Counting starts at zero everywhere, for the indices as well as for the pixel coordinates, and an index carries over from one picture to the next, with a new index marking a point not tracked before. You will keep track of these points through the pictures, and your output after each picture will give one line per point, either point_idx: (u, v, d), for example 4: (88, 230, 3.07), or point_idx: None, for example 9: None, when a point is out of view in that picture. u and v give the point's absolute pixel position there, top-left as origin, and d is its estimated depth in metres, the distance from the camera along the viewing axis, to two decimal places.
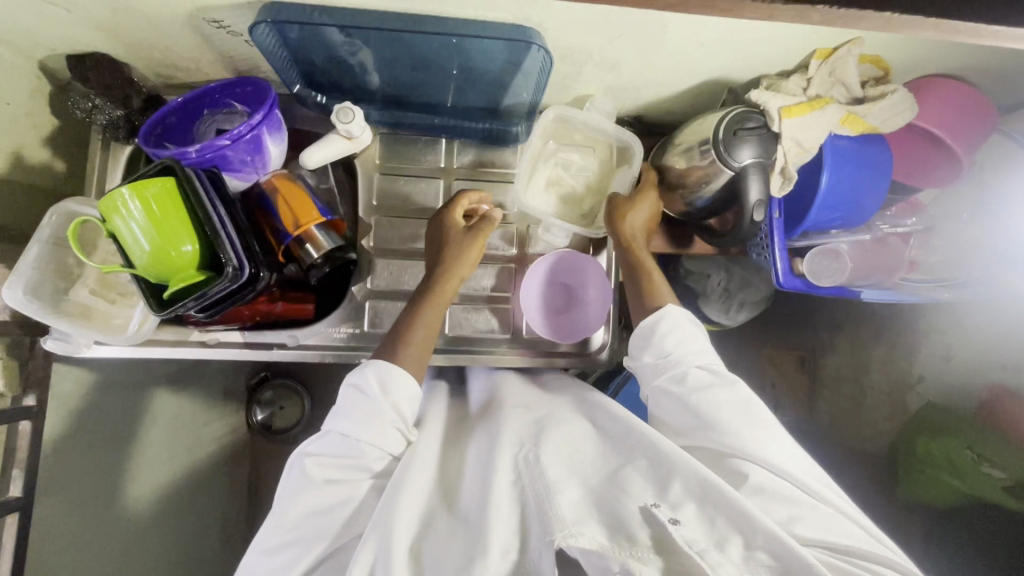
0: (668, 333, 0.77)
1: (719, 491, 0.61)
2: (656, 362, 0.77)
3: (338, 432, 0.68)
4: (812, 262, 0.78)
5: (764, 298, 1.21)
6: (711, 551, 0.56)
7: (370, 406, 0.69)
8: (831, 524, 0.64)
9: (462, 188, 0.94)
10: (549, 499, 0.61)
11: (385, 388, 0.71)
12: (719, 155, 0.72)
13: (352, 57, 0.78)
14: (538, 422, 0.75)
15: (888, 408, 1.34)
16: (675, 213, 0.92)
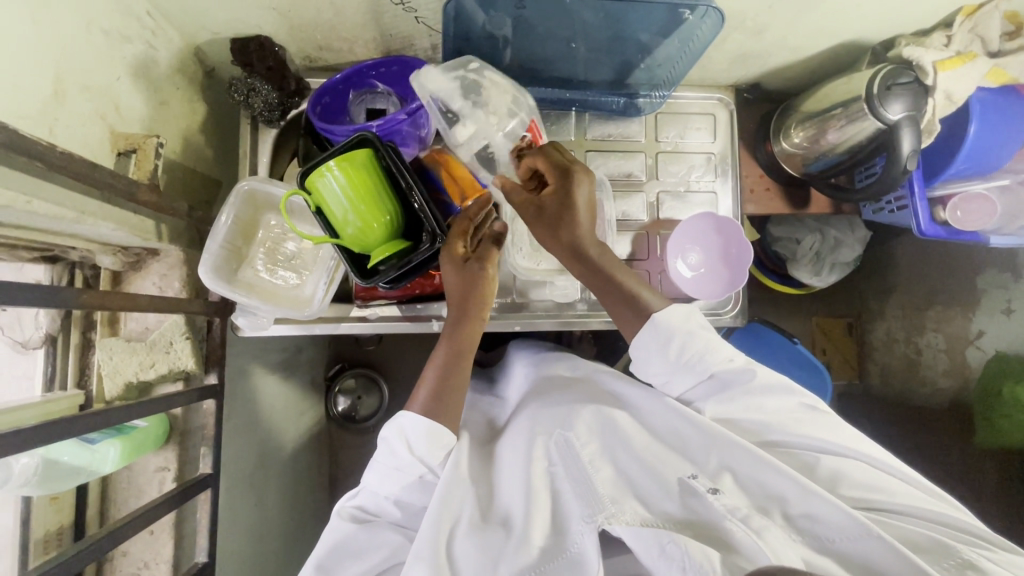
0: (684, 346, 0.70)
1: (756, 459, 0.62)
2: (698, 384, 0.71)
3: (370, 490, 0.68)
4: (957, 210, 0.83)
5: (854, 259, 1.26)
6: (754, 516, 0.57)
7: (396, 461, 0.67)
8: (872, 484, 0.63)
9: (593, 160, 0.97)
10: (586, 479, 0.64)
11: (414, 444, 0.66)
12: (871, 110, 0.76)
13: (508, 33, 0.82)
14: (567, 400, 0.76)
15: (947, 362, 1.46)
16: (795, 172, 0.97)
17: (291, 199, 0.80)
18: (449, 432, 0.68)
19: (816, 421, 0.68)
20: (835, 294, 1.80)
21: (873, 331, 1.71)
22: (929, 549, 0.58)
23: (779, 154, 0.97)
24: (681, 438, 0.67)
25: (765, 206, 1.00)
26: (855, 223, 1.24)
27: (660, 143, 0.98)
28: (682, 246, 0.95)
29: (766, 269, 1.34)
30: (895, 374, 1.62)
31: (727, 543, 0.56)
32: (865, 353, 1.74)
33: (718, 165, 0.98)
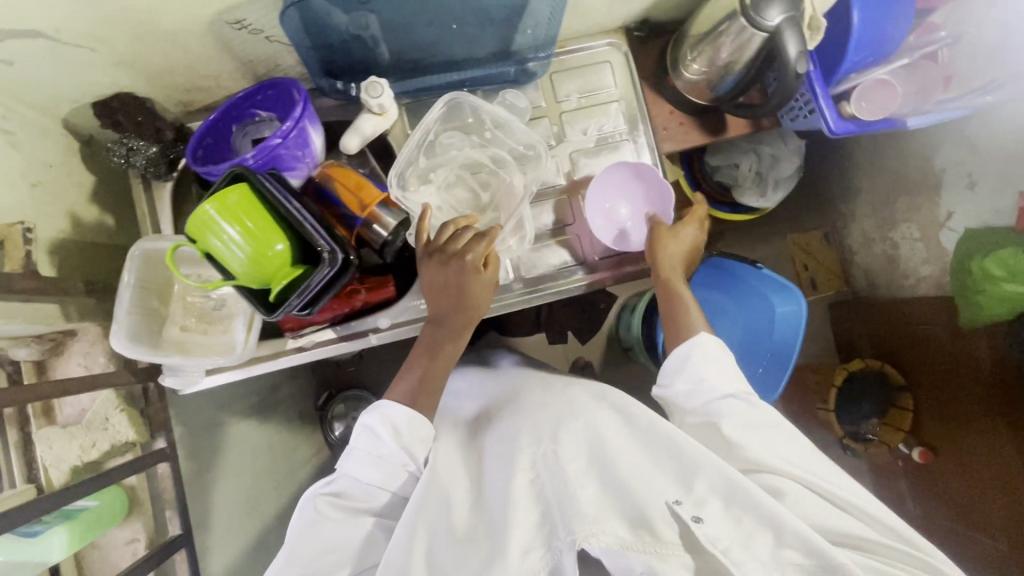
0: (698, 358, 0.79)
1: (747, 490, 0.61)
2: (687, 388, 0.79)
3: (350, 476, 0.73)
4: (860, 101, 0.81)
5: (796, 170, 1.24)
6: (734, 549, 0.59)
7: (381, 448, 0.73)
8: (863, 531, 0.65)
9: None
10: (570, 498, 0.63)
11: (399, 431, 0.74)
12: (749, 22, 0.74)
13: (370, 31, 0.80)
14: (555, 421, 0.75)
15: (924, 250, 1.48)
16: (704, 100, 0.95)
17: (178, 251, 0.79)
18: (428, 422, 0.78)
19: (812, 462, 0.73)
20: (804, 206, 1.81)
21: (848, 232, 1.76)
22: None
23: (682, 86, 0.94)
24: (670, 460, 0.67)
25: (683, 141, 0.98)
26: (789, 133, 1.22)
27: (562, 103, 0.95)
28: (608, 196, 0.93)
29: (712, 201, 1.31)
30: (879, 273, 1.67)
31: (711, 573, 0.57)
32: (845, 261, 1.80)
33: (626, 112, 0.96)
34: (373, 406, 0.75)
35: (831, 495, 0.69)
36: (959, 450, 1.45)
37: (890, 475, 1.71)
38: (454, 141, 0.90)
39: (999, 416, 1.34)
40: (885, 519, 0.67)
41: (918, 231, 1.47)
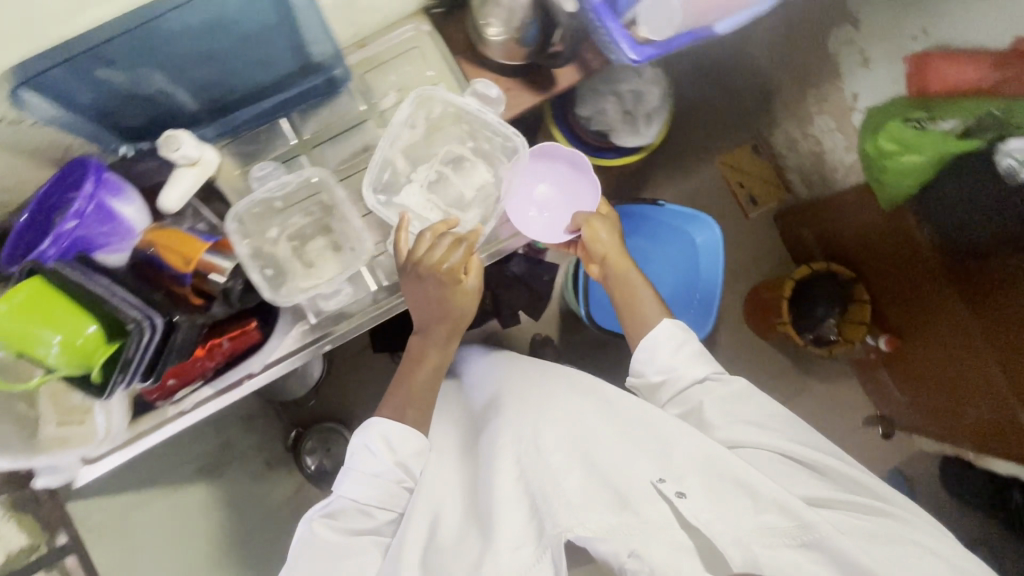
0: (665, 346, 0.90)
1: (725, 460, 0.71)
2: (663, 375, 0.90)
3: (351, 501, 0.81)
4: (650, 23, 0.77)
5: (664, 98, 1.21)
6: (716, 513, 0.66)
7: (375, 467, 0.82)
8: (820, 486, 0.74)
9: (325, 154, 0.92)
10: (558, 491, 0.73)
11: (392, 446, 0.83)
12: None
13: (146, 86, 0.78)
14: (536, 419, 0.85)
15: (846, 138, 1.50)
16: (523, 61, 0.90)
17: None
18: (418, 433, 0.86)
19: (790, 430, 0.82)
20: (725, 124, 1.80)
21: (773, 134, 1.77)
22: (869, 538, 0.67)
23: (495, 55, 0.89)
24: (649, 444, 0.77)
25: (516, 108, 0.94)
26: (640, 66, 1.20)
27: (381, 103, 0.92)
28: (535, 174, 1.08)
29: (598, 152, 1.24)
30: (811, 172, 1.69)
31: (693, 543, 0.66)
32: (780, 168, 1.82)
33: (448, 93, 0.92)
34: (369, 425, 0.84)
35: (803, 456, 0.79)
36: (926, 342, 1.51)
37: (873, 360, 1.75)
38: (267, 172, 0.88)
39: (965, 305, 1.34)
40: (846, 474, 0.77)
41: (835, 120, 1.50)
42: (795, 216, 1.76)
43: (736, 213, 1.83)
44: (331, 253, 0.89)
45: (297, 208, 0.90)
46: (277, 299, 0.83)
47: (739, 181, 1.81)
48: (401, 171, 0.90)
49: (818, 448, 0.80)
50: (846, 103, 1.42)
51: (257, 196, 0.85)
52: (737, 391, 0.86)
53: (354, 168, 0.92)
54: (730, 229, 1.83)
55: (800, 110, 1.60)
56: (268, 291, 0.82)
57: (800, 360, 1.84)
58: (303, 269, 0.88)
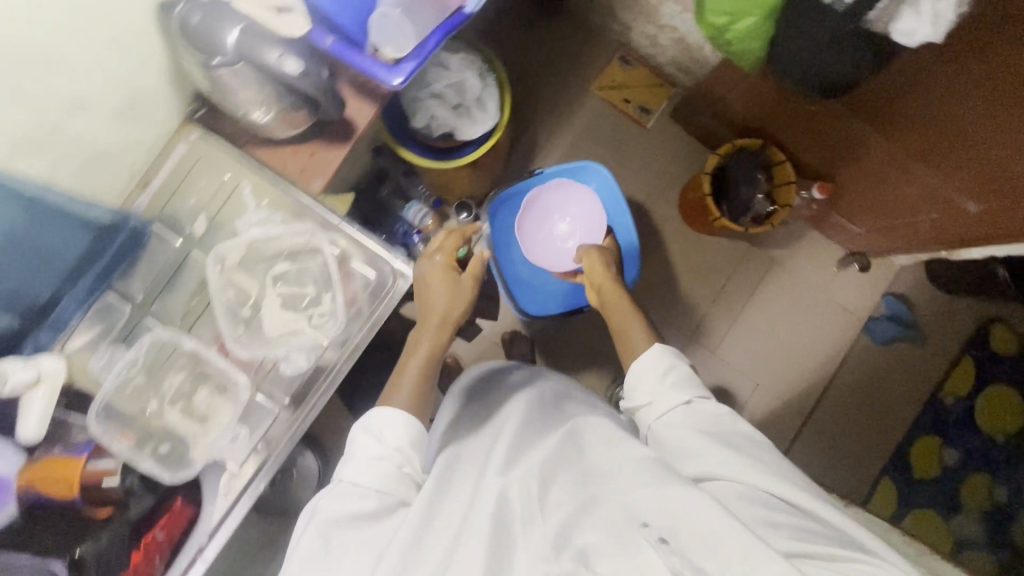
0: (641, 377, 0.85)
1: (710, 506, 0.58)
2: (649, 399, 0.83)
3: (348, 482, 0.72)
4: (391, 44, 0.70)
5: (484, 70, 1.15)
6: (701, 557, 0.56)
7: (378, 451, 0.74)
8: (805, 534, 0.61)
9: (167, 306, 0.86)
10: (530, 539, 0.64)
11: (384, 432, 0.76)
12: (218, 65, 0.66)
13: None
14: (521, 446, 0.77)
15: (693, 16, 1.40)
16: (306, 123, 0.83)
17: None
18: (418, 423, 0.78)
19: (778, 465, 0.71)
20: (582, 51, 1.71)
21: (632, 38, 1.65)
22: None
23: (281, 131, 0.84)
24: (642, 466, 0.67)
25: (327, 169, 0.87)
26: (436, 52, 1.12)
27: (195, 228, 0.86)
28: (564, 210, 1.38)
29: (454, 152, 1.18)
30: (682, 60, 1.59)
31: None
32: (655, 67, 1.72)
33: (254, 189, 0.87)
34: (367, 415, 0.78)
35: (794, 500, 0.67)
36: (873, 175, 1.42)
37: (820, 210, 1.70)
38: (107, 359, 0.84)
39: (902, 125, 1.21)
40: (838, 522, 0.64)
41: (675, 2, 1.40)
42: (689, 106, 1.63)
43: (636, 130, 1.74)
44: (217, 399, 0.85)
45: (166, 372, 0.85)
46: (172, 480, 0.82)
47: (623, 99, 1.71)
48: (258, 288, 0.86)
49: (817, 500, 0.67)
50: None
51: (111, 385, 0.81)
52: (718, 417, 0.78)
53: (200, 306, 0.86)
54: (636, 148, 1.73)
55: (640, 6, 1.49)
56: (168, 477, 0.81)
57: (755, 240, 1.76)
58: (198, 427, 0.84)
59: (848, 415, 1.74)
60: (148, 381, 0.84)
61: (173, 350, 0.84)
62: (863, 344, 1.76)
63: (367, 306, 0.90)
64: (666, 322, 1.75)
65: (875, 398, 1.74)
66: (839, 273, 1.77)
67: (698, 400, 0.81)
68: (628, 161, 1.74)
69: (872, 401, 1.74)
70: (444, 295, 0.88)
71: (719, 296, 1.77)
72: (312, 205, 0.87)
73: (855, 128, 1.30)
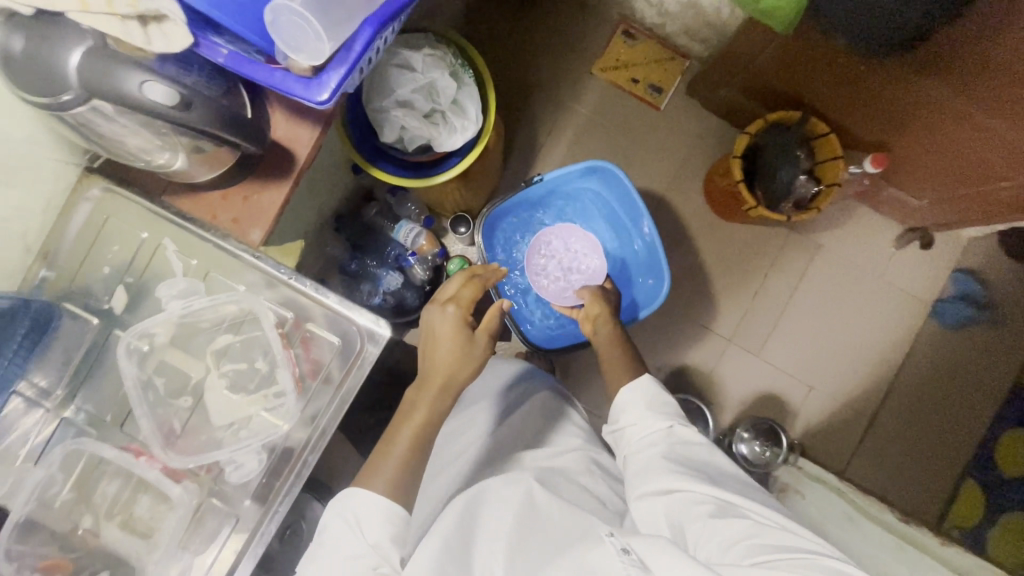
0: (630, 410, 0.84)
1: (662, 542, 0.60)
2: (631, 424, 0.82)
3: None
4: (301, 47, 0.51)
5: (459, 65, 0.96)
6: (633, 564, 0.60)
7: (349, 549, 0.68)
8: (780, 563, 0.59)
9: (89, 401, 0.70)
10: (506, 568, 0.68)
11: (359, 524, 0.70)
12: (59, 108, 0.48)
13: None
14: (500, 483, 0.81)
15: None
16: (222, 162, 0.65)
17: None
18: (396, 510, 0.71)
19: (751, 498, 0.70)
20: (576, 29, 1.49)
21: (634, 6, 1.42)
22: None
23: (201, 172, 0.66)
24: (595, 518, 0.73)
25: (264, 214, 0.69)
26: (394, 50, 0.92)
27: (113, 303, 0.70)
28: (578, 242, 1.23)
29: (438, 166, 1.02)
30: (695, 27, 1.35)
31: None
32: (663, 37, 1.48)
33: (180, 249, 0.70)
34: (347, 489, 0.74)
35: (768, 529, 0.65)
36: (939, 138, 1.14)
37: (871, 185, 1.45)
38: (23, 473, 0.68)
39: (958, 88, 0.97)
40: (815, 554, 0.61)
41: None
42: (708, 79, 1.40)
43: (647, 114, 1.51)
44: (159, 510, 0.69)
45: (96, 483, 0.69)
46: None
47: (630, 79, 1.48)
48: (195, 371, 0.70)
49: (794, 533, 0.65)
50: None
51: (25, 508, 0.66)
52: (698, 447, 0.77)
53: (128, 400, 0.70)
54: (649, 132, 1.51)
55: None
56: None
57: (798, 224, 1.52)
58: (141, 545, 0.69)
59: (923, 414, 1.49)
60: (80, 496, 0.68)
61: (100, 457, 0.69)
62: (932, 333, 1.51)
63: (334, 374, 0.72)
64: (702, 327, 1.52)
65: (950, 389, 1.49)
66: (897, 251, 1.52)
67: (681, 428, 0.80)
68: (642, 147, 1.52)
69: (950, 394, 1.49)
70: (451, 356, 0.82)
71: (759, 289, 1.53)
72: (252, 258, 0.70)
73: (928, 89, 1.01)
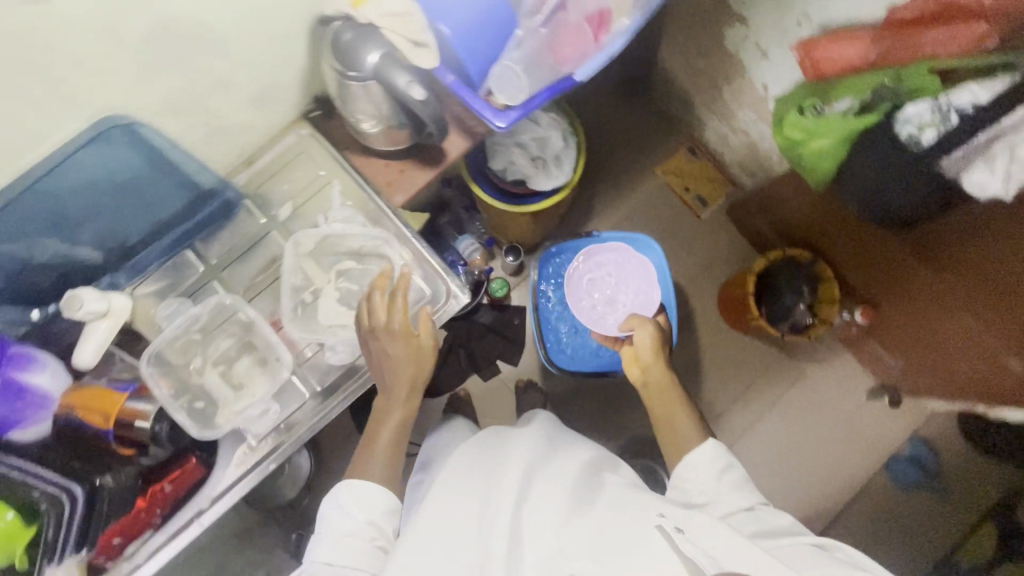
0: (701, 471, 0.82)
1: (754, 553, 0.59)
2: (701, 492, 0.80)
3: (320, 562, 0.71)
4: (505, 91, 0.79)
5: (569, 135, 1.24)
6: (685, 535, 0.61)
7: (351, 524, 0.75)
8: None
9: (236, 274, 0.93)
10: (543, 527, 0.66)
11: (361, 507, 0.76)
12: (352, 78, 0.75)
13: (42, 254, 0.80)
14: (526, 448, 0.77)
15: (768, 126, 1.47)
16: (402, 142, 0.91)
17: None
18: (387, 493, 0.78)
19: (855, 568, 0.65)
20: (653, 135, 1.81)
21: (704, 133, 1.74)
22: None
23: (382, 143, 0.91)
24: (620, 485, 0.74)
25: (411, 186, 0.95)
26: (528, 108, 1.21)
27: (280, 212, 0.94)
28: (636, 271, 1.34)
29: (522, 200, 1.25)
30: (748, 164, 1.65)
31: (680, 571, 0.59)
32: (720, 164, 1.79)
33: (343, 190, 0.94)
34: (340, 484, 0.78)
35: None
36: (916, 310, 1.40)
37: (858, 334, 1.67)
38: (175, 309, 0.89)
39: (936, 274, 1.25)
40: None
41: (756, 113, 1.46)
42: (748, 206, 1.69)
43: (689, 219, 1.79)
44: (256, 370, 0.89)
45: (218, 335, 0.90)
46: (207, 429, 0.84)
47: (684, 187, 1.78)
48: (322, 280, 0.92)
49: None
50: (761, 95, 1.39)
51: (169, 332, 0.86)
52: (781, 523, 0.74)
53: (264, 282, 0.93)
54: (687, 233, 1.78)
55: (720, 107, 1.57)
56: (202, 427, 0.83)
57: (789, 349, 1.74)
58: (232, 392, 0.88)
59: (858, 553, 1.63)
60: (203, 339, 0.89)
61: (230, 316, 0.90)
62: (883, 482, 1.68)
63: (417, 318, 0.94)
64: None
65: (887, 538, 1.64)
66: (868, 400, 1.71)
67: (761, 506, 0.77)
68: (678, 243, 1.78)
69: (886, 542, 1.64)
70: (407, 362, 0.84)
71: (743, 393, 1.73)
72: (391, 215, 0.94)
73: (909, 265, 1.30)
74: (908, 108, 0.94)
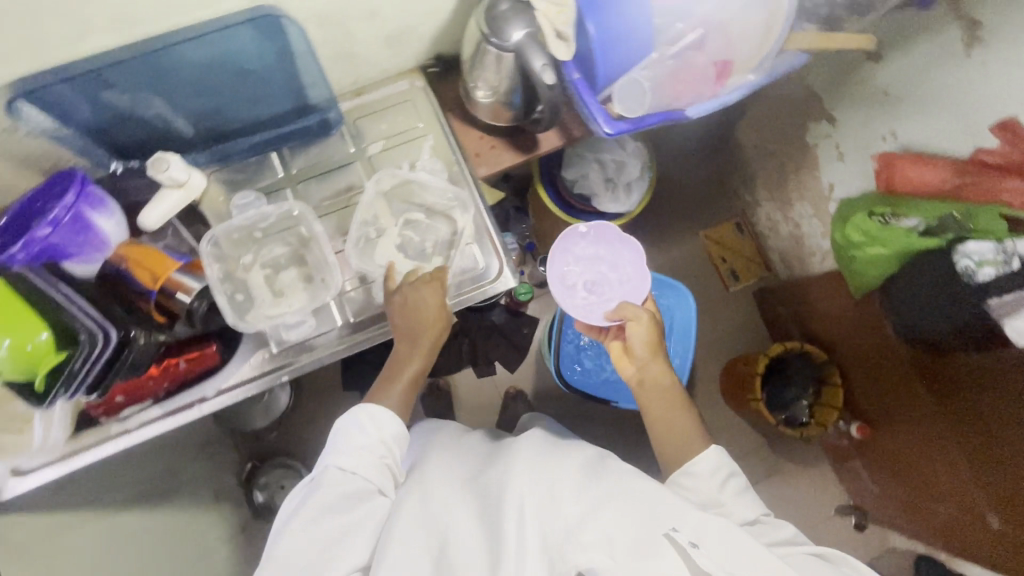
0: (703, 476, 0.81)
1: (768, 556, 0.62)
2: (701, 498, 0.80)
3: (333, 467, 0.73)
4: (623, 102, 0.84)
5: (645, 169, 1.29)
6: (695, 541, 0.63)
7: (368, 440, 0.77)
8: None
9: (310, 189, 0.96)
10: (551, 513, 0.67)
11: (380, 427, 0.78)
12: (494, 44, 0.79)
13: (147, 110, 0.83)
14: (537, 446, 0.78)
15: (821, 224, 1.50)
16: (506, 117, 0.95)
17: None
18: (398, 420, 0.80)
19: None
20: (707, 201, 1.85)
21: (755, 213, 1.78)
22: None
23: (483, 111, 0.95)
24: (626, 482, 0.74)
25: (497, 163, 1.01)
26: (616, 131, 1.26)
27: (369, 147, 0.98)
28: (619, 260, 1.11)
29: (580, 212, 1.29)
30: (790, 255, 1.67)
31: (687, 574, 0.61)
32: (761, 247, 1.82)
33: (433, 146, 0.98)
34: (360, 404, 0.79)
35: None
36: (913, 444, 1.39)
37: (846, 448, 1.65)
38: (249, 202, 0.91)
39: (945, 413, 1.24)
40: None
41: (812, 209, 1.49)
42: (777, 294, 1.73)
43: (717, 288, 1.82)
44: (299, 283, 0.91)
45: (274, 240, 0.93)
46: (245, 322, 0.85)
47: (721, 257, 1.82)
48: (388, 221, 0.94)
49: None
50: (823, 195, 1.42)
51: (232, 222, 0.88)
52: (783, 530, 0.75)
53: (333, 206, 0.95)
54: (711, 301, 1.82)
55: (782, 196, 1.59)
56: (237, 318, 0.85)
57: (775, 441, 1.76)
58: (271, 297, 0.90)
59: None
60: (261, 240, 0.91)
61: (292, 225, 0.92)
62: None
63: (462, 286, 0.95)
64: None
65: None
66: (833, 517, 1.71)
67: (763, 511, 0.78)
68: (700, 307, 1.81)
69: None
70: (434, 322, 0.86)
71: None
72: (471, 184, 0.97)
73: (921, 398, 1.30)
74: (971, 243, 0.93)
